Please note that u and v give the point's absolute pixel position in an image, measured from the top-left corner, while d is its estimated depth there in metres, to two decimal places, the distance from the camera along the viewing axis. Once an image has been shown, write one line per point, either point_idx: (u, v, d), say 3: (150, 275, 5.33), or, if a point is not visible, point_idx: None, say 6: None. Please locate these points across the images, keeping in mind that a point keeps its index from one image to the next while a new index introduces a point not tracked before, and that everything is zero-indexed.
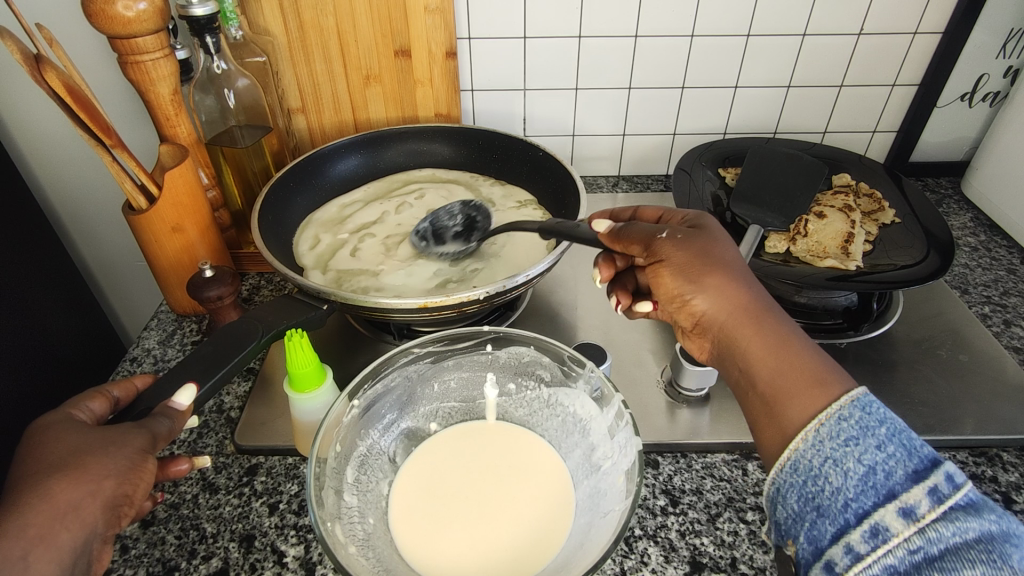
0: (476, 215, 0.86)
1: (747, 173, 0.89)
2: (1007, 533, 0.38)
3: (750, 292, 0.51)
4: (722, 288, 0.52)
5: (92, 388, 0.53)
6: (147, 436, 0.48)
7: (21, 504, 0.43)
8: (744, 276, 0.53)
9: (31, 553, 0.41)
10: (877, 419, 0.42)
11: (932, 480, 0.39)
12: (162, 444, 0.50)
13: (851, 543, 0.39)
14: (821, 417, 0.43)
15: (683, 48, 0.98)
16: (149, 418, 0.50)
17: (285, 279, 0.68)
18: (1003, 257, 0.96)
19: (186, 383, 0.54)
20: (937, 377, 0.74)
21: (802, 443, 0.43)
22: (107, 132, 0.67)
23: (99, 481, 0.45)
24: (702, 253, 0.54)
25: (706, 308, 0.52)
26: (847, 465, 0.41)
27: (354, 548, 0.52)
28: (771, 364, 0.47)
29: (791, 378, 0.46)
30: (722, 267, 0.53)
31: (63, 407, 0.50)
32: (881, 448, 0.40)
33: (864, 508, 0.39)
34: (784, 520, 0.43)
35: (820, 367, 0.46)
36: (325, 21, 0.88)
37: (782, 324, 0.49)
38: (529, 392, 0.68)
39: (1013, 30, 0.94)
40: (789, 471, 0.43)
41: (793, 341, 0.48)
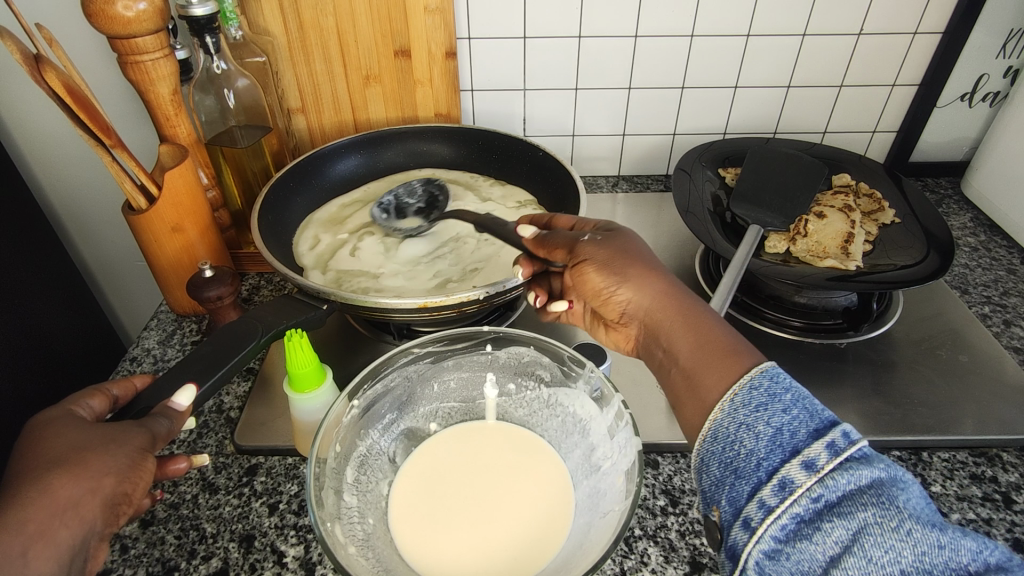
0: (436, 194, 0.93)
1: (747, 173, 0.89)
2: (897, 477, 0.38)
3: (667, 282, 0.54)
4: (640, 279, 0.54)
5: (92, 386, 0.53)
6: (146, 435, 0.48)
7: (21, 502, 0.42)
8: (659, 269, 0.55)
9: (30, 549, 0.41)
10: (783, 386, 0.42)
11: (830, 436, 0.39)
12: (162, 444, 0.50)
13: (762, 498, 0.39)
14: (735, 387, 0.43)
15: (684, 48, 0.98)
16: (148, 418, 0.50)
17: (285, 279, 0.68)
18: (1003, 257, 0.96)
19: (186, 382, 0.54)
20: (937, 377, 0.74)
21: (720, 413, 0.43)
22: (107, 132, 0.67)
23: (98, 478, 0.45)
24: (620, 252, 0.57)
25: (628, 299, 0.55)
26: (757, 429, 0.41)
27: (354, 548, 0.52)
28: (687, 343, 0.48)
29: (706, 352, 0.47)
30: (639, 262, 0.56)
31: (64, 404, 0.50)
32: (786, 411, 0.41)
33: (773, 465, 0.40)
34: (707, 487, 0.43)
35: (733, 343, 0.47)
36: (325, 21, 0.88)
37: (699, 308, 0.51)
38: (529, 392, 0.68)
39: (1014, 29, 0.94)
40: (709, 441, 0.43)
41: (708, 321, 0.49)
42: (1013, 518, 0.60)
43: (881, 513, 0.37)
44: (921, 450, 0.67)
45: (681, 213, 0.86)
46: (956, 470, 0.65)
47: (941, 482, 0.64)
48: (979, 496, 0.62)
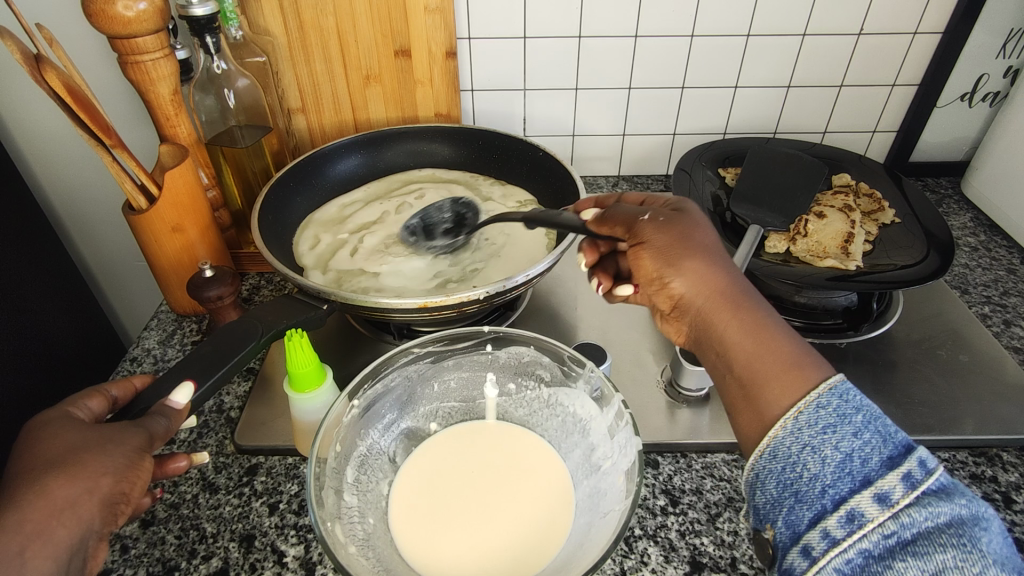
0: (466, 211, 0.88)
1: (747, 173, 0.89)
2: (977, 516, 0.39)
3: (728, 276, 0.51)
4: (702, 271, 0.51)
5: (90, 387, 0.53)
6: (144, 434, 0.49)
7: (20, 501, 0.42)
8: (725, 261, 0.53)
9: (27, 548, 0.41)
10: (853, 407, 0.42)
11: (906, 466, 0.40)
12: (160, 443, 0.50)
13: (828, 528, 0.40)
14: (800, 405, 0.43)
15: (683, 48, 0.98)
16: (145, 418, 0.51)
17: (285, 279, 0.68)
18: (1003, 257, 0.96)
19: (184, 382, 0.55)
20: (937, 377, 0.74)
21: (779, 431, 0.43)
22: (107, 132, 0.67)
23: (96, 477, 0.45)
24: (683, 237, 0.54)
25: (683, 289, 0.52)
26: (824, 452, 0.41)
27: (354, 548, 0.52)
28: (748, 347, 0.47)
29: (770, 363, 0.45)
30: (706, 253, 0.53)
31: (61, 404, 0.50)
32: (857, 435, 0.41)
33: (840, 494, 0.40)
34: (762, 504, 0.44)
35: (797, 354, 0.45)
36: (325, 21, 0.88)
37: (765, 311, 0.49)
38: (529, 392, 0.68)
39: (1014, 30, 0.94)
40: (767, 458, 0.43)
41: (774, 326, 0.47)
42: (1013, 518, 0.60)
43: (960, 556, 0.37)
44: None
45: None
46: (955, 470, 0.65)
47: None
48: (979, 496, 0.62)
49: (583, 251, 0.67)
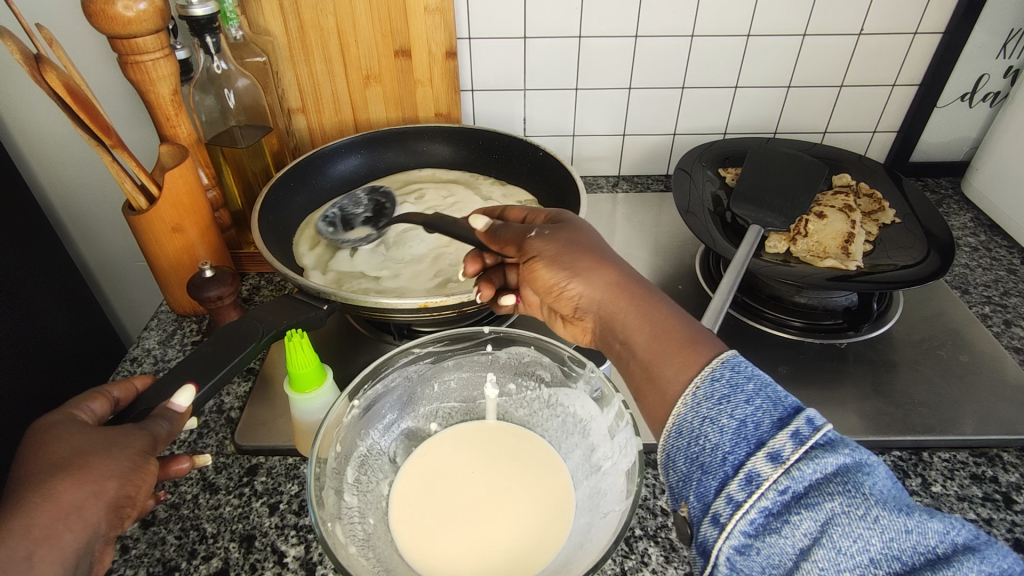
0: (386, 202, 0.91)
1: (747, 173, 0.89)
2: (863, 462, 0.38)
3: (619, 271, 0.52)
4: (594, 273, 0.52)
5: (92, 389, 0.53)
6: (147, 437, 0.48)
7: (26, 504, 0.43)
8: (615, 260, 0.54)
9: (35, 553, 0.41)
10: (746, 376, 0.41)
11: (794, 424, 0.38)
12: (164, 444, 0.50)
13: (730, 494, 0.38)
14: (697, 380, 0.42)
15: (684, 48, 0.98)
16: (148, 420, 0.50)
17: (285, 279, 0.68)
18: (1003, 257, 0.96)
19: (185, 383, 0.54)
20: (938, 377, 0.74)
21: (682, 407, 0.42)
22: (107, 132, 0.67)
23: (101, 481, 0.45)
24: (570, 245, 0.55)
25: (581, 293, 0.53)
26: (721, 422, 0.40)
27: (354, 548, 0.52)
28: (644, 336, 0.47)
29: (662, 345, 0.46)
30: (595, 254, 0.54)
31: (64, 407, 0.50)
32: (749, 401, 0.40)
33: (738, 459, 0.39)
34: (674, 483, 0.42)
35: (691, 332, 0.46)
36: (325, 21, 0.88)
37: (659, 298, 0.50)
38: (529, 392, 0.68)
39: (1014, 30, 0.94)
40: (673, 435, 0.42)
41: (666, 312, 0.48)
42: (1013, 518, 0.60)
43: (847, 502, 0.36)
44: (921, 450, 0.67)
45: (681, 213, 0.86)
46: (956, 470, 0.65)
47: (941, 482, 0.64)
48: (979, 496, 0.62)
49: (465, 262, 0.67)
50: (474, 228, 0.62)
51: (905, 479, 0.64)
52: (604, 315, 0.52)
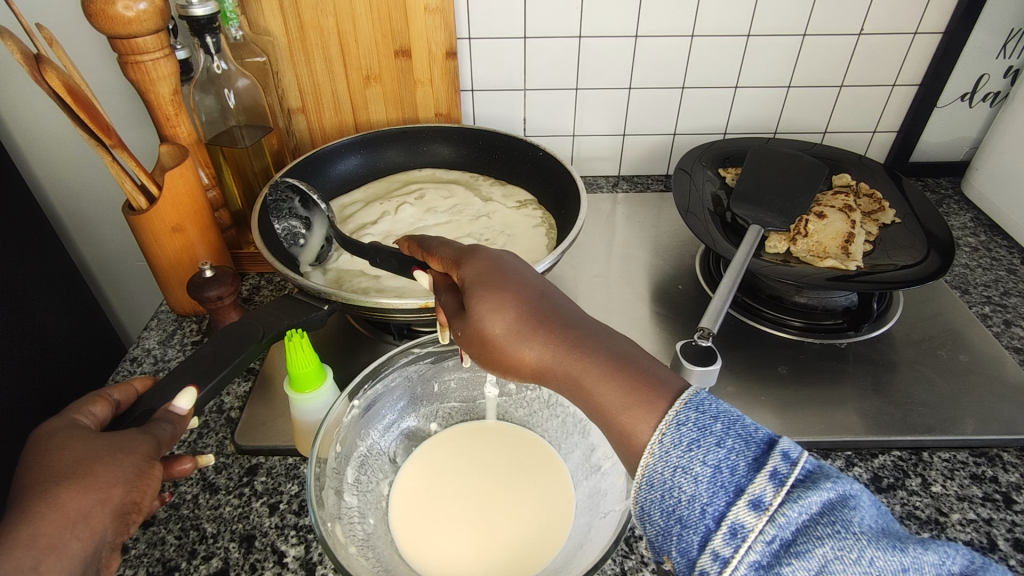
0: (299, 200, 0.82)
1: (747, 173, 0.89)
2: (847, 495, 0.36)
3: (549, 339, 0.46)
4: (522, 357, 0.47)
5: (92, 392, 0.52)
6: (152, 442, 0.49)
7: (30, 512, 0.43)
8: (537, 327, 0.47)
9: (42, 563, 0.41)
10: (711, 416, 0.39)
11: (771, 464, 0.36)
12: (168, 447, 0.50)
13: (716, 550, 0.36)
14: (662, 426, 0.39)
15: (684, 48, 0.98)
16: (150, 424, 0.50)
17: (286, 279, 0.68)
18: (1003, 257, 0.96)
19: (186, 385, 0.54)
20: (937, 377, 0.74)
21: (650, 457, 0.39)
22: (107, 132, 0.66)
23: (107, 489, 0.45)
24: (484, 341, 0.48)
25: (526, 372, 0.47)
26: (694, 470, 0.38)
27: (354, 548, 0.51)
28: (593, 410, 0.43)
29: (611, 416, 0.42)
30: (513, 334, 0.47)
31: (65, 412, 0.50)
32: (721, 444, 0.38)
33: (719, 511, 0.37)
34: (653, 537, 0.40)
35: (640, 389, 0.41)
36: (325, 21, 0.88)
37: (592, 354, 0.44)
38: (529, 392, 0.66)
39: (1014, 30, 0.94)
40: (645, 488, 0.39)
41: (605, 370, 0.43)
42: (1014, 518, 0.60)
43: (838, 545, 0.34)
44: (920, 449, 0.67)
45: (681, 213, 0.86)
46: (956, 470, 0.65)
47: (941, 482, 0.64)
48: (979, 496, 0.62)
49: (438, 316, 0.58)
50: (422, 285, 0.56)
51: (905, 479, 0.64)
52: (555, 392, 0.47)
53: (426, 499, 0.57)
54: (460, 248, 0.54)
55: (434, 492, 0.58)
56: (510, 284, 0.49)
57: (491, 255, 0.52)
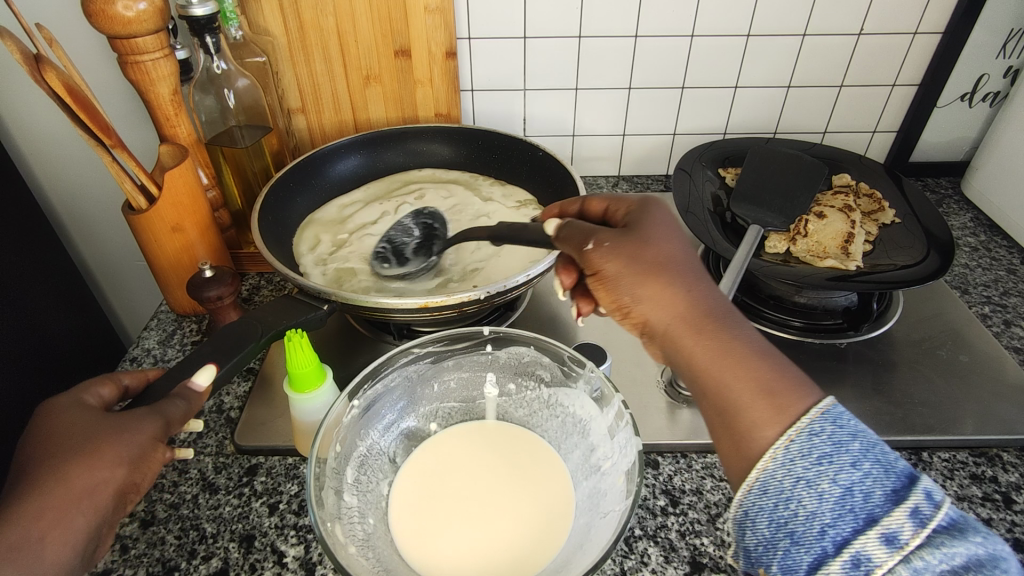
0: (432, 224, 0.87)
1: (747, 173, 0.89)
2: (994, 554, 0.36)
3: (699, 296, 0.45)
4: (655, 300, 0.45)
5: (103, 374, 0.53)
6: (160, 422, 0.48)
7: (37, 486, 0.43)
8: (689, 274, 0.46)
9: (47, 535, 0.42)
10: (850, 434, 0.38)
11: (913, 501, 0.36)
12: (177, 425, 0.50)
13: (831, 575, 0.37)
14: (791, 433, 0.39)
15: (684, 48, 0.98)
16: (163, 402, 0.50)
17: (285, 279, 0.68)
18: (1003, 257, 0.96)
19: (207, 364, 0.56)
20: (937, 377, 0.74)
21: (770, 463, 0.39)
22: (106, 132, 0.66)
23: (111, 471, 0.45)
24: (636, 258, 0.47)
25: (647, 314, 0.46)
26: (822, 487, 0.38)
27: (354, 548, 0.52)
28: (719, 388, 0.41)
29: (739, 405, 0.40)
30: (658, 276, 0.46)
31: (75, 390, 0.51)
32: (856, 466, 0.38)
33: (841, 536, 0.37)
34: (753, 545, 0.41)
35: (784, 388, 0.40)
36: (325, 21, 0.88)
37: (735, 330, 0.43)
38: (529, 392, 0.68)
39: (1014, 29, 0.94)
40: (757, 493, 0.40)
41: (743, 344, 0.42)
42: (1013, 518, 0.60)
43: None
44: (920, 449, 0.67)
45: (681, 212, 0.86)
46: (955, 470, 0.65)
47: (941, 482, 0.64)
48: (979, 496, 0.62)
49: (559, 273, 0.58)
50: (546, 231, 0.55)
51: None
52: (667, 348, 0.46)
53: (433, 501, 0.57)
54: (632, 198, 0.55)
55: (443, 492, 0.58)
56: (672, 237, 0.48)
57: (665, 209, 0.52)
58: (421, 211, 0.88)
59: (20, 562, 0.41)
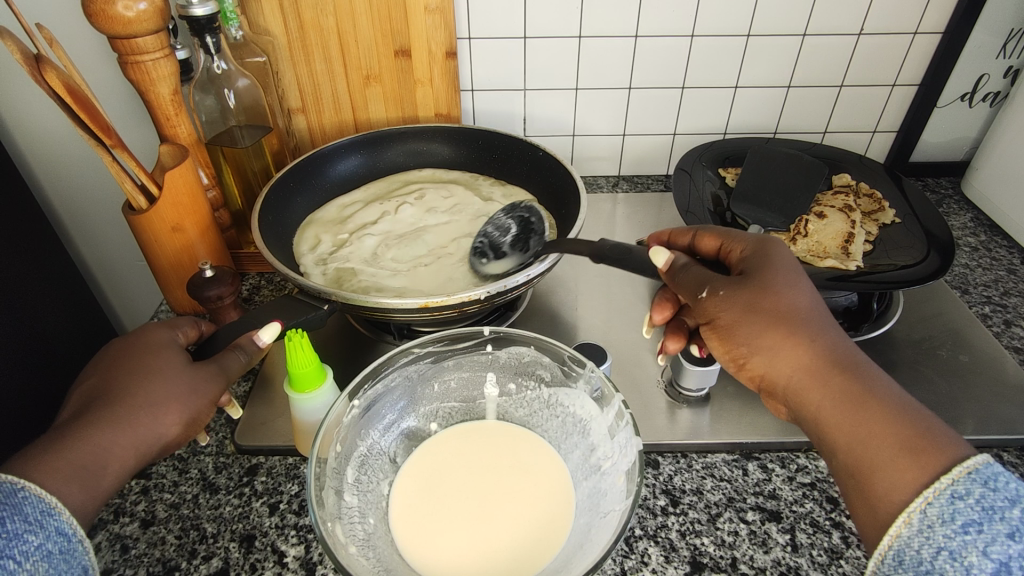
0: (528, 216, 0.83)
1: (747, 172, 0.90)
2: None
3: (820, 348, 0.51)
4: (775, 355, 0.52)
5: (191, 319, 0.62)
6: (222, 385, 0.56)
7: (112, 417, 0.50)
8: (811, 326, 0.52)
9: (110, 466, 0.49)
10: (1004, 499, 0.41)
11: None
12: (233, 380, 0.58)
13: None
14: (927, 492, 0.42)
15: (684, 48, 0.98)
16: (229, 351, 0.58)
17: (285, 279, 0.67)
18: (1003, 257, 0.96)
19: (271, 320, 0.61)
20: (938, 377, 0.74)
21: (907, 529, 0.42)
22: (107, 132, 0.66)
23: (171, 425, 0.52)
24: (754, 308, 0.53)
25: (767, 368, 0.53)
26: (969, 560, 0.40)
27: (354, 548, 0.52)
28: (848, 443, 0.47)
29: (871, 459, 0.45)
30: (777, 330, 0.52)
31: (168, 328, 0.60)
32: (1013, 538, 0.40)
33: None
34: None
35: (918, 437, 0.45)
36: (325, 21, 0.88)
37: (863, 384, 0.48)
38: (529, 392, 0.68)
39: (1014, 30, 0.94)
40: (895, 560, 0.43)
41: (870, 399, 0.48)
42: None
43: None
44: None
45: (681, 212, 0.86)
46: None
47: None
48: None
49: (651, 311, 0.68)
50: (653, 263, 0.60)
51: None
52: (788, 395, 0.52)
53: (429, 500, 0.57)
54: (746, 240, 0.60)
55: (444, 491, 0.58)
56: (788, 289, 0.54)
57: (782, 253, 0.57)
58: (516, 206, 0.85)
59: (85, 484, 0.47)
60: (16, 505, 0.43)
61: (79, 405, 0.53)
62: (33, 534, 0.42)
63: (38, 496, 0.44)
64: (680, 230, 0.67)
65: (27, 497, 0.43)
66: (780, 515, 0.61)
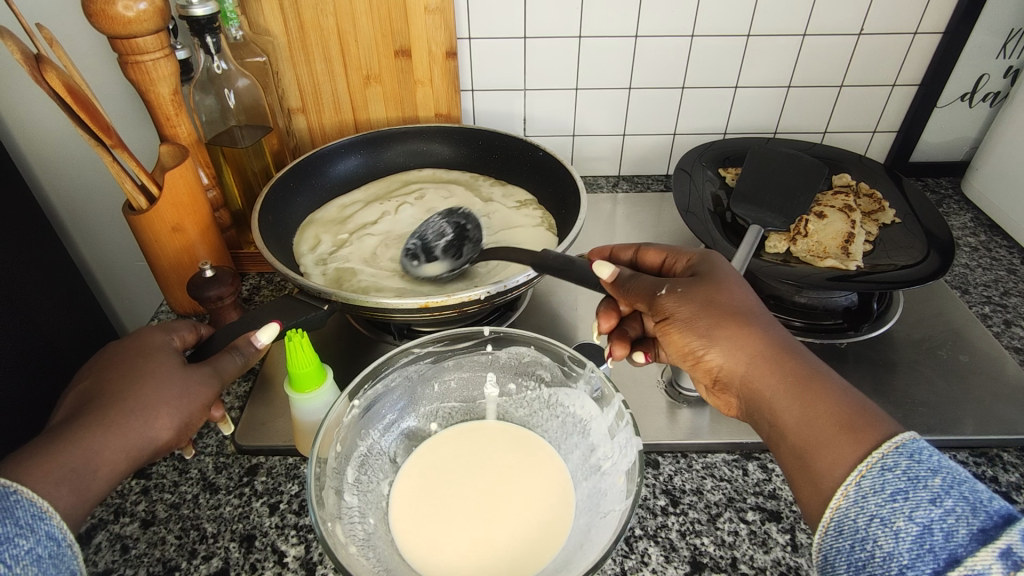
0: (466, 224, 0.83)
1: (747, 172, 0.89)
2: None
3: (766, 339, 0.51)
4: (726, 347, 0.51)
5: (190, 321, 0.63)
6: (214, 388, 0.57)
7: (105, 421, 0.50)
8: (758, 320, 0.52)
9: (100, 469, 0.48)
10: (929, 469, 0.40)
11: (1000, 541, 0.36)
12: (227, 380, 0.58)
13: None
14: (861, 467, 0.42)
15: (684, 48, 0.98)
16: (225, 353, 0.58)
17: (285, 279, 0.67)
18: (1003, 257, 0.96)
19: (271, 320, 0.62)
20: (938, 377, 0.74)
21: (844, 500, 0.42)
22: (107, 132, 0.66)
23: (162, 429, 0.52)
24: (709, 305, 0.53)
25: (719, 361, 0.52)
26: (897, 525, 0.40)
27: (354, 548, 0.52)
28: (794, 429, 0.47)
29: (815, 442, 0.45)
30: (729, 322, 0.52)
31: (162, 330, 0.60)
32: (936, 502, 0.39)
33: None
34: None
35: (856, 417, 0.45)
36: (325, 21, 0.88)
37: (807, 370, 0.48)
38: (529, 392, 0.68)
39: (1014, 30, 0.94)
40: (835, 534, 0.42)
41: (814, 384, 0.47)
42: None
43: None
44: None
45: (681, 212, 0.86)
46: None
47: None
48: None
49: (599, 318, 0.65)
50: (598, 275, 0.59)
51: None
52: (740, 387, 0.51)
53: (417, 499, 0.57)
54: (690, 252, 0.60)
55: (433, 490, 0.58)
56: (735, 288, 0.54)
57: (722, 260, 0.58)
58: (455, 211, 0.84)
59: (76, 487, 0.47)
60: (7, 509, 0.42)
61: (72, 408, 0.53)
62: (23, 539, 0.42)
63: (29, 499, 0.43)
64: (621, 246, 0.67)
65: (18, 500, 0.43)
66: (780, 515, 0.61)
